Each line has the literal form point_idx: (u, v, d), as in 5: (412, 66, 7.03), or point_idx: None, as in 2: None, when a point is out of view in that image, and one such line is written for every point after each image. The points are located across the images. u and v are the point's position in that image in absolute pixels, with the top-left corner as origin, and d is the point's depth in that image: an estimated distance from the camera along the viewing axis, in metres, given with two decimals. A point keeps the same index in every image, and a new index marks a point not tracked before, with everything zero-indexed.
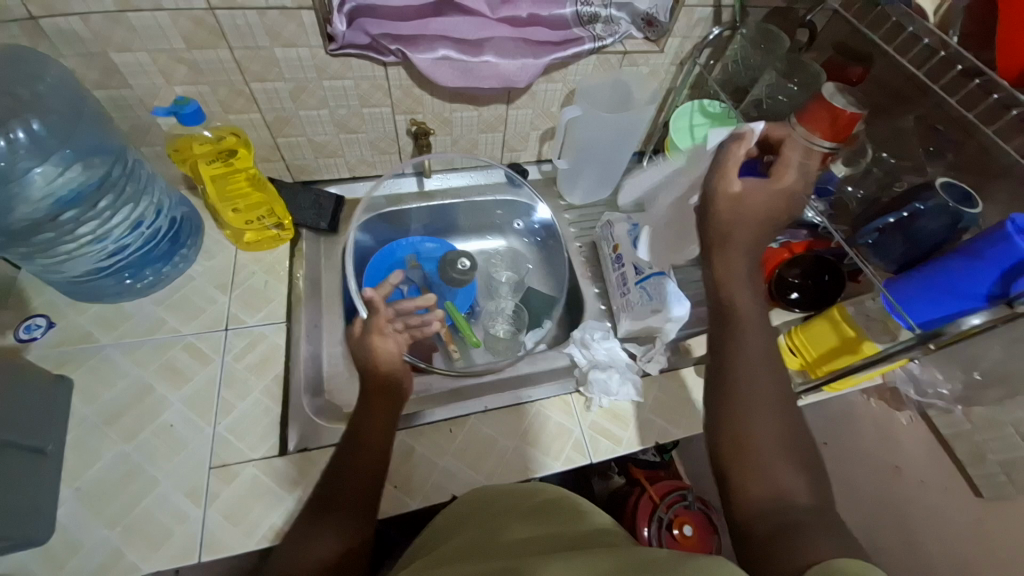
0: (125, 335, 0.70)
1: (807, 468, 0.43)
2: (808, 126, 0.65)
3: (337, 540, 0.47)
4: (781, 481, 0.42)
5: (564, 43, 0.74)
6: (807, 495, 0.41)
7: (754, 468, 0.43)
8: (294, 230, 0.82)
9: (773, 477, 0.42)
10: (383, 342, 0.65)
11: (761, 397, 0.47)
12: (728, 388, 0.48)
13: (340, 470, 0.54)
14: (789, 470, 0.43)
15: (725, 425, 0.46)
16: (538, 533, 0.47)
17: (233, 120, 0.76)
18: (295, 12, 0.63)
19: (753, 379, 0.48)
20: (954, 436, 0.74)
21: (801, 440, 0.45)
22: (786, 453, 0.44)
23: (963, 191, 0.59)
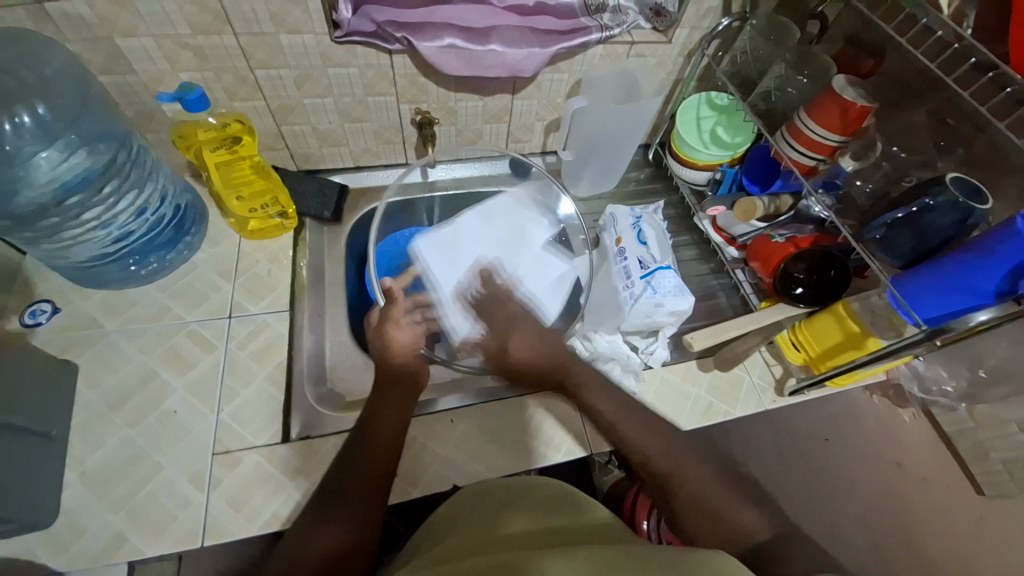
0: (129, 321, 0.70)
1: (755, 502, 0.49)
2: (819, 117, 0.67)
3: (345, 530, 0.48)
4: (742, 521, 0.47)
5: (571, 33, 0.73)
6: (764, 526, 0.47)
7: (718, 518, 0.47)
8: (298, 219, 0.82)
9: (734, 528, 0.47)
10: (399, 333, 0.66)
11: (683, 465, 0.51)
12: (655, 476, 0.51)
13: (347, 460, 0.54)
14: (739, 511, 0.48)
15: (672, 491, 0.49)
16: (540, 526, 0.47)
17: (238, 108, 0.75)
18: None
19: (666, 453, 0.51)
20: (957, 435, 0.76)
21: (735, 484, 0.50)
22: (728, 505, 0.48)
23: (973, 186, 0.58)
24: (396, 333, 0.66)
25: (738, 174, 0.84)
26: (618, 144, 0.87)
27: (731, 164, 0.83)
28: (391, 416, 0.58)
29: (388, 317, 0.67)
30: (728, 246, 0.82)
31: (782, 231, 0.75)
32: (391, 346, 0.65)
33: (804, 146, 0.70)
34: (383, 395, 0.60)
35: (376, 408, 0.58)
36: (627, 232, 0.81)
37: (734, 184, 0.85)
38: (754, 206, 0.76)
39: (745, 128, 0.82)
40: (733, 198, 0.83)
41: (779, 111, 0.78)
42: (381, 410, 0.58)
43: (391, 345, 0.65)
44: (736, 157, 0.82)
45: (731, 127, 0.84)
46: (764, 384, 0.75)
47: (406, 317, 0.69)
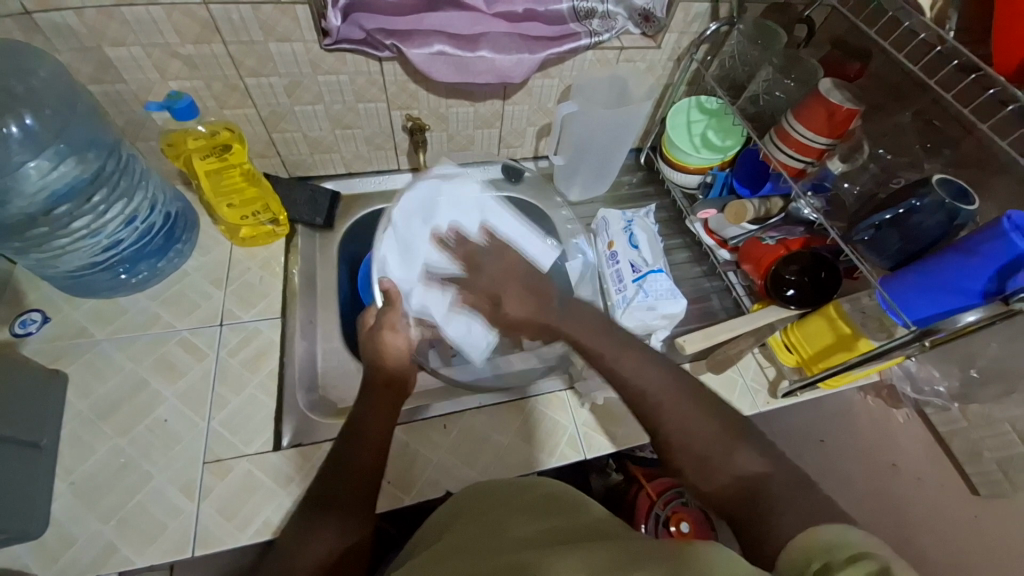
0: (120, 330, 0.70)
1: (750, 442, 0.46)
2: (808, 122, 0.67)
3: (334, 533, 0.47)
4: (737, 460, 0.45)
5: (560, 39, 0.74)
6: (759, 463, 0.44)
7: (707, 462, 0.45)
8: (290, 226, 0.82)
9: (725, 467, 0.45)
10: (393, 338, 0.67)
11: (672, 395, 0.50)
12: (644, 403, 0.50)
13: (340, 460, 0.53)
14: (731, 450, 0.45)
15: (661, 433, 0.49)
16: (538, 526, 0.45)
17: (228, 116, 0.75)
18: (289, 7, 0.63)
19: (654, 385, 0.51)
20: (951, 434, 0.75)
21: (728, 425, 0.48)
22: (715, 443, 0.46)
23: (958, 186, 0.58)
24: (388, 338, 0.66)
25: (728, 177, 0.84)
26: (608, 148, 0.87)
27: (721, 167, 0.84)
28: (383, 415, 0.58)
29: (384, 321, 0.68)
30: (720, 249, 0.82)
31: (773, 233, 0.75)
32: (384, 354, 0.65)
33: (792, 149, 0.70)
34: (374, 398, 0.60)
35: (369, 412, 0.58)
36: (619, 236, 0.81)
37: (724, 188, 0.84)
38: (744, 208, 0.76)
39: (734, 132, 0.82)
40: (723, 201, 0.83)
41: (768, 114, 0.78)
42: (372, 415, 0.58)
43: (384, 351, 0.65)
44: (725, 161, 0.83)
45: (720, 130, 0.84)
46: (758, 386, 0.75)
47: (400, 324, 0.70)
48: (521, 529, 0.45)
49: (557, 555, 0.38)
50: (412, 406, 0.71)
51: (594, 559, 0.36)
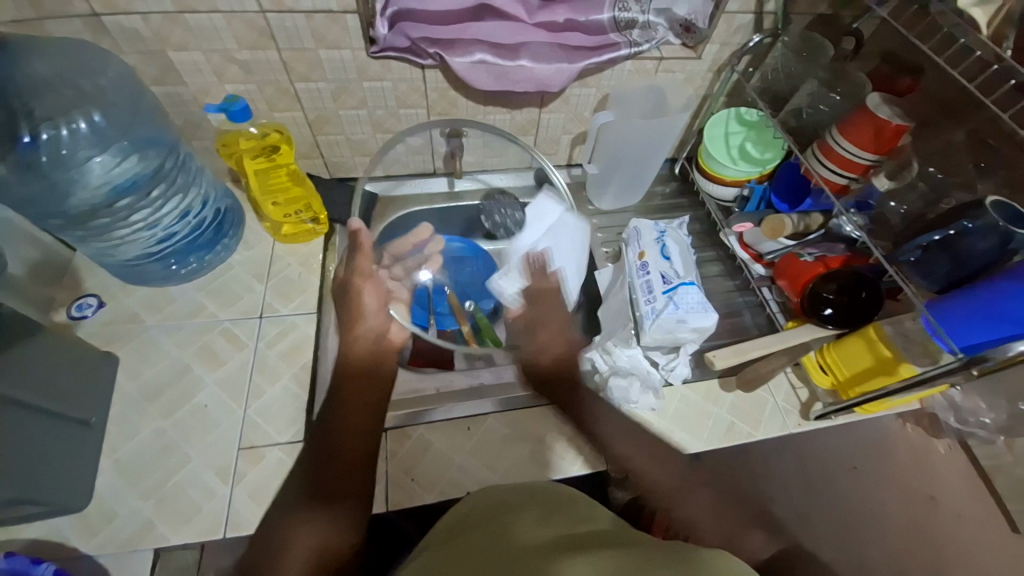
0: (167, 318, 0.73)
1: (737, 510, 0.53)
2: (853, 136, 0.66)
3: (328, 524, 0.48)
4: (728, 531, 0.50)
5: (599, 49, 0.74)
6: (745, 531, 0.51)
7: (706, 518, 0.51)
8: (329, 225, 0.85)
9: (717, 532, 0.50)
10: (367, 290, 0.65)
11: (681, 485, 0.53)
12: (657, 494, 0.53)
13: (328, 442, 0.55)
14: (722, 513, 0.51)
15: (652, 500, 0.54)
16: (550, 532, 0.45)
17: (277, 118, 0.79)
18: (341, 16, 0.66)
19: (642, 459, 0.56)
20: (995, 468, 0.76)
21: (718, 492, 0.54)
22: (711, 505, 0.52)
23: (1014, 210, 0.56)
24: (364, 288, 0.65)
25: (766, 191, 0.83)
26: (645, 157, 0.87)
27: (759, 181, 0.83)
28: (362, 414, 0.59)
29: (356, 272, 0.65)
30: (755, 263, 0.81)
31: (811, 250, 0.74)
32: (359, 304, 0.65)
33: (835, 164, 0.68)
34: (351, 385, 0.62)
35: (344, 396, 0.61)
36: (650, 247, 0.80)
37: (761, 202, 0.83)
38: (781, 223, 0.75)
39: (774, 145, 0.81)
40: (761, 215, 0.81)
41: (810, 129, 0.77)
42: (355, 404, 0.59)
43: (360, 313, 0.65)
44: (764, 174, 0.82)
45: (759, 143, 0.83)
46: (790, 406, 0.74)
47: (377, 274, 0.68)
48: (529, 531, 0.45)
49: (571, 558, 0.38)
50: (412, 410, 0.71)
51: (609, 563, 0.37)
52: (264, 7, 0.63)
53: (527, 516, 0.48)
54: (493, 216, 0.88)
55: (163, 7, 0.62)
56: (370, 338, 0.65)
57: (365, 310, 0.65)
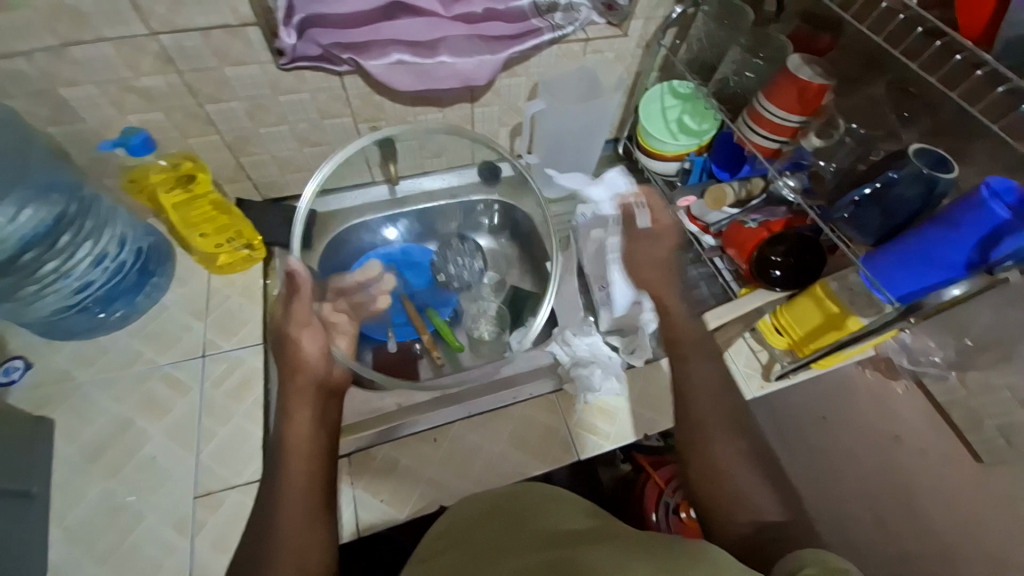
0: (101, 371, 0.69)
1: (778, 489, 0.49)
2: (776, 99, 0.67)
3: (302, 526, 0.47)
4: (760, 503, 0.48)
5: (521, 37, 0.72)
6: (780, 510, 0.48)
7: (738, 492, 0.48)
8: (267, 249, 0.81)
9: (751, 505, 0.48)
10: (310, 335, 0.59)
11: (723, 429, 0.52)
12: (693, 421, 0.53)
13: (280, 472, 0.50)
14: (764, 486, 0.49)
15: (700, 448, 0.51)
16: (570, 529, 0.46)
17: (193, 144, 0.74)
18: (240, 29, 0.61)
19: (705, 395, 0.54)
20: (951, 403, 0.74)
21: (764, 461, 0.51)
22: (752, 479, 0.49)
23: (936, 155, 0.56)
24: (301, 335, 0.59)
25: (706, 162, 0.83)
26: (582, 139, 0.86)
27: (699, 152, 0.83)
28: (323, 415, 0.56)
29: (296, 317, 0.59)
30: (704, 236, 0.80)
31: (754, 216, 0.74)
32: (298, 353, 0.58)
33: (767, 129, 0.69)
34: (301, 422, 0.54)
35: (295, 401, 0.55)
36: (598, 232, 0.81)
37: (703, 172, 0.84)
38: (724, 193, 0.77)
39: (709, 115, 0.80)
40: (701, 188, 0.82)
41: (738, 95, 0.77)
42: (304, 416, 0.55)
43: (298, 356, 0.58)
44: (702, 145, 0.82)
45: (696, 114, 0.82)
46: (751, 371, 0.76)
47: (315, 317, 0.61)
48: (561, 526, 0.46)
49: (591, 552, 0.40)
50: (386, 426, 0.70)
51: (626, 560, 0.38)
52: (155, 29, 0.59)
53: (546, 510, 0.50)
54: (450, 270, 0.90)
55: (43, 41, 0.57)
56: (315, 385, 0.57)
57: (306, 358, 0.58)
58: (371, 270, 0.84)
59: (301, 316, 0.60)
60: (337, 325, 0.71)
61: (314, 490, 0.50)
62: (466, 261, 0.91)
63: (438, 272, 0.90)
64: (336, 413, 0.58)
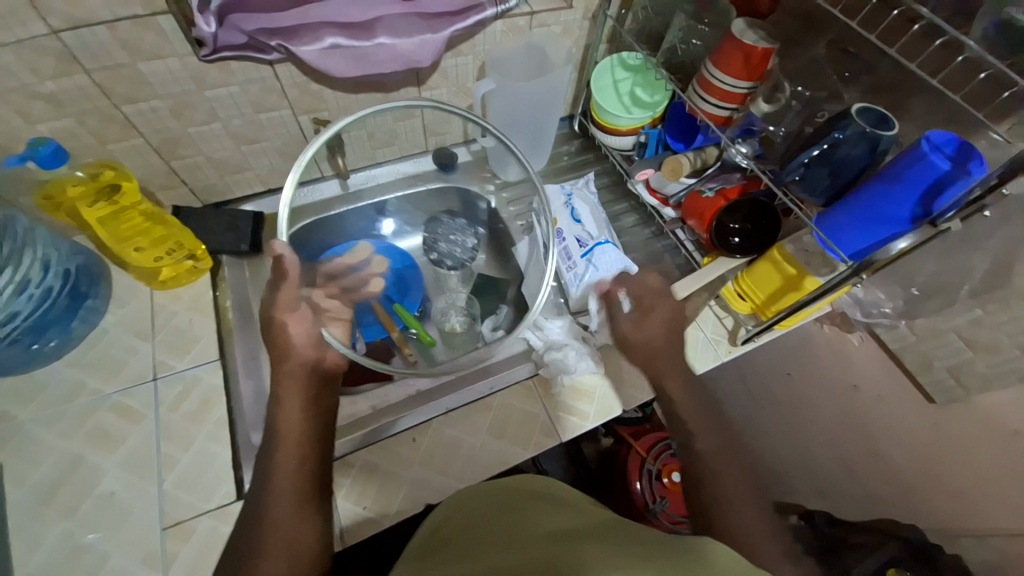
0: (41, 408, 0.63)
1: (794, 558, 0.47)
2: (723, 66, 0.66)
3: (295, 515, 0.49)
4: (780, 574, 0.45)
5: (463, 13, 0.68)
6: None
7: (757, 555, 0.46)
8: (212, 258, 0.76)
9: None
10: (295, 323, 0.62)
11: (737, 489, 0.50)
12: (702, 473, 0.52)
13: (266, 465, 0.52)
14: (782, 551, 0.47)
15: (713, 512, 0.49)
16: (562, 525, 0.46)
17: (113, 150, 0.67)
18: (149, 20, 0.55)
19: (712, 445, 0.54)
20: (902, 350, 0.77)
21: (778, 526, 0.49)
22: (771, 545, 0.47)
23: (878, 114, 0.58)
24: (288, 320, 0.62)
25: (661, 134, 0.82)
26: (536, 119, 0.84)
27: (653, 124, 0.82)
28: (315, 413, 0.57)
29: (280, 308, 0.62)
30: (665, 208, 0.81)
31: (711, 185, 0.75)
32: (285, 339, 0.61)
33: (716, 98, 0.68)
34: (295, 405, 0.56)
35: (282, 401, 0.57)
36: (561, 213, 0.80)
37: (659, 145, 0.83)
38: (680, 163, 0.75)
39: (660, 86, 0.80)
40: (659, 159, 0.82)
41: (688, 63, 0.77)
42: (283, 416, 0.56)
43: (286, 345, 0.60)
44: (657, 117, 0.81)
45: (647, 86, 0.81)
46: (718, 337, 0.77)
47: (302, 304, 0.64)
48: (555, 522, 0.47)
49: (584, 545, 0.40)
50: (374, 426, 0.68)
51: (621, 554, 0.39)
52: (52, 26, 0.52)
53: (535, 508, 0.50)
54: (439, 247, 0.90)
55: None
56: (304, 370, 0.60)
57: (293, 343, 0.61)
58: (361, 253, 0.85)
59: (286, 300, 0.63)
60: (328, 311, 0.70)
61: (301, 470, 0.52)
62: (457, 238, 0.90)
63: (429, 250, 0.90)
64: (331, 402, 0.60)
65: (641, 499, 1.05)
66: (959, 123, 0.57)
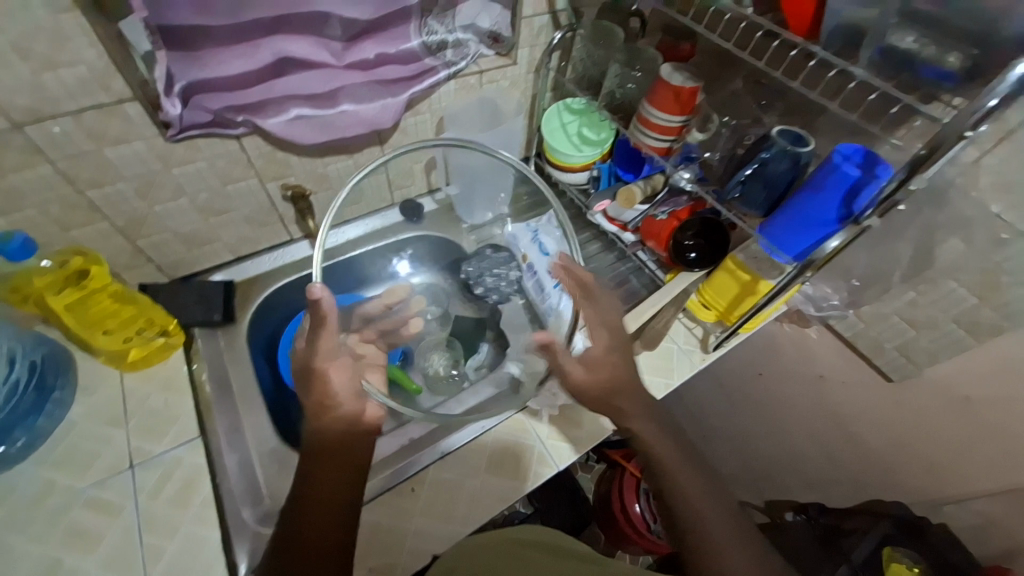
0: (5, 515, 0.59)
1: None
2: (658, 104, 0.73)
3: None
4: None
5: (417, 77, 0.73)
6: None
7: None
8: (184, 333, 0.76)
9: None
10: (337, 371, 0.58)
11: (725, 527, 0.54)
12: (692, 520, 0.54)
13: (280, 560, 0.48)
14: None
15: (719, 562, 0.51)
16: None
17: (77, 236, 0.67)
18: (115, 106, 0.57)
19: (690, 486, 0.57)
20: (855, 336, 0.83)
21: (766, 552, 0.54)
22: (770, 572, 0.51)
23: (794, 134, 0.66)
24: (330, 370, 0.57)
25: (611, 167, 0.90)
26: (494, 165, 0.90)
27: (603, 160, 0.90)
28: (332, 484, 0.53)
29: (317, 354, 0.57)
30: (624, 233, 0.87)
31: (663, 209, 0.81)
32: (328, 390, 0.57)
33: (656, 132, 0.76)
34: (318, 466, 0.54)
35: (306, 476, 0.53)
36: (530, 248, 0.84)
37: (612, 177, 0.91)
38: (633, 192, 0.83)
39: (605, 125, 0.87)
40: (614, 190, 0.88)
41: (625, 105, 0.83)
42: (306, 491, 0.52)
43: (326, 395, 0.57)
44: (605, 153, 0.89)
45: (593, 126, 0.89)
46: (691, 347, 0.82)
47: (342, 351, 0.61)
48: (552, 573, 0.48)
49: None
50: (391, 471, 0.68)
51: None
52: (15, 121, 0.53)
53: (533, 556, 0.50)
54: (484, 279, 0.87)
55: None
56: (341, 423, 0.56)
57: (336, 396, 0.57)
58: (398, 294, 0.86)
59: (328, 348, 0.57)
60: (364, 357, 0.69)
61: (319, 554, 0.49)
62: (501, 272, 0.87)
63: (475, 285, 0.87)
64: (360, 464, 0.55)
65: (642, 520, 1.06)
66: (861, 133, 0.66)
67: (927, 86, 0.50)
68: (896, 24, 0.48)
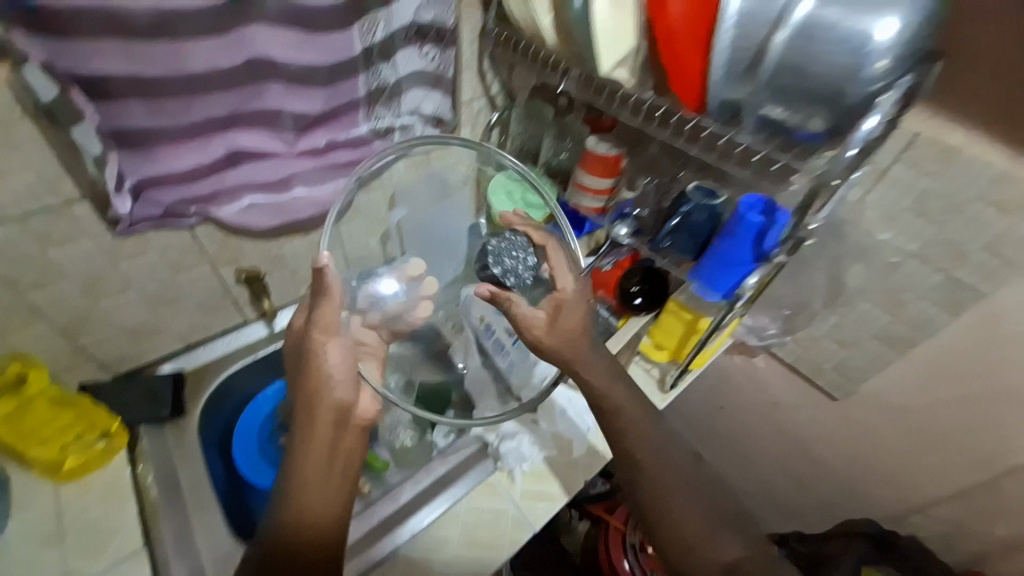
0: None
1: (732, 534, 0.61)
2: (588, 171, 0.82)
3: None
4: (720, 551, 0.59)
5: (368, 160, 0.77)
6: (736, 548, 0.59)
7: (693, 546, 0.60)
8: (128, 433, 0.72)
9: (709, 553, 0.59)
10: (335, 348, 0.59)
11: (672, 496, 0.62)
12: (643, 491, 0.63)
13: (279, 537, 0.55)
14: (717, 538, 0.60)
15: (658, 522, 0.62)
16: None
17: (12, 341, 0.64)
18: (63, 209, 0.58)
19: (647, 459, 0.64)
20: (797, 360, 0.89)
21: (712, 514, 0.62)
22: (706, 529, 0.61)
23: (707, 189, 0.76)
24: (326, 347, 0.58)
25: None
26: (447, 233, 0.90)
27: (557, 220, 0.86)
28: (329, 465, 0.59)
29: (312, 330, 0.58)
30: None
31: (607, 261, 0.86)
32: (322, 367, 0.58)
33: (590, 194, 0.84)
34: (316, 447, 0.58)
35: (309, 451, 0.59)
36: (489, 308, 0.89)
37: None
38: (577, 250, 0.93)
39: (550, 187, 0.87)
40: None
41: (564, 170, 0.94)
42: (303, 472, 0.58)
43: (323, 377, 0.59)
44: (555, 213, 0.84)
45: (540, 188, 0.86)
46: (650, 389, 0.85)
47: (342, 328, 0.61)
48: None
49: None
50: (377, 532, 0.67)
51: None
52: None
53: None
54: (502, 258, 0.74)
55: None
56: (338, 406, 0.60)
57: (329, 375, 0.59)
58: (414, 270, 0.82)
59: (329, 322, 0.57)
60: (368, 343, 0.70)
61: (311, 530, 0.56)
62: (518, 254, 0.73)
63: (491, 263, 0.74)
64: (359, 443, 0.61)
65: None
66: None
67: (803, 145, 0.56)
68: (766, 98, 0.53)
